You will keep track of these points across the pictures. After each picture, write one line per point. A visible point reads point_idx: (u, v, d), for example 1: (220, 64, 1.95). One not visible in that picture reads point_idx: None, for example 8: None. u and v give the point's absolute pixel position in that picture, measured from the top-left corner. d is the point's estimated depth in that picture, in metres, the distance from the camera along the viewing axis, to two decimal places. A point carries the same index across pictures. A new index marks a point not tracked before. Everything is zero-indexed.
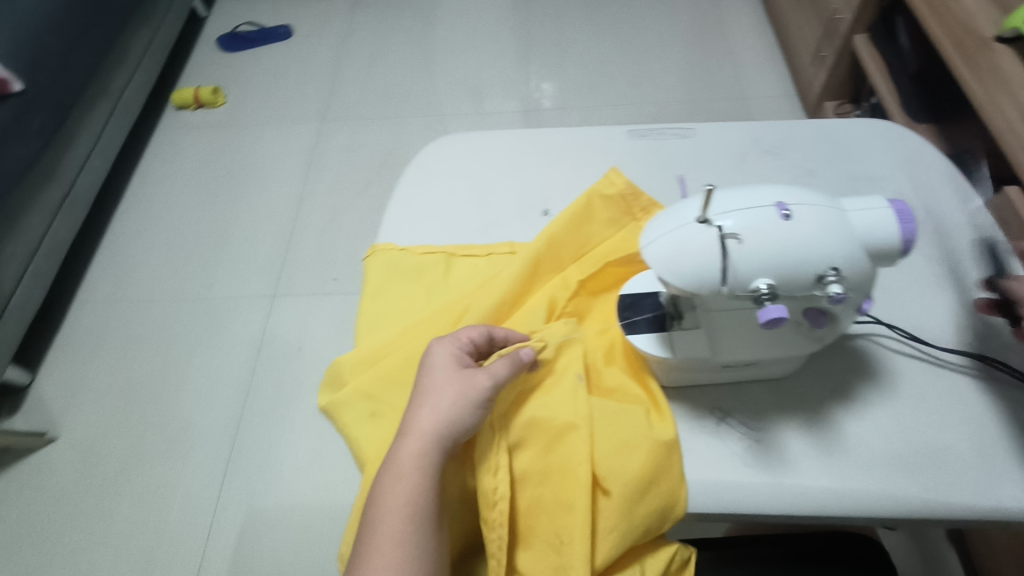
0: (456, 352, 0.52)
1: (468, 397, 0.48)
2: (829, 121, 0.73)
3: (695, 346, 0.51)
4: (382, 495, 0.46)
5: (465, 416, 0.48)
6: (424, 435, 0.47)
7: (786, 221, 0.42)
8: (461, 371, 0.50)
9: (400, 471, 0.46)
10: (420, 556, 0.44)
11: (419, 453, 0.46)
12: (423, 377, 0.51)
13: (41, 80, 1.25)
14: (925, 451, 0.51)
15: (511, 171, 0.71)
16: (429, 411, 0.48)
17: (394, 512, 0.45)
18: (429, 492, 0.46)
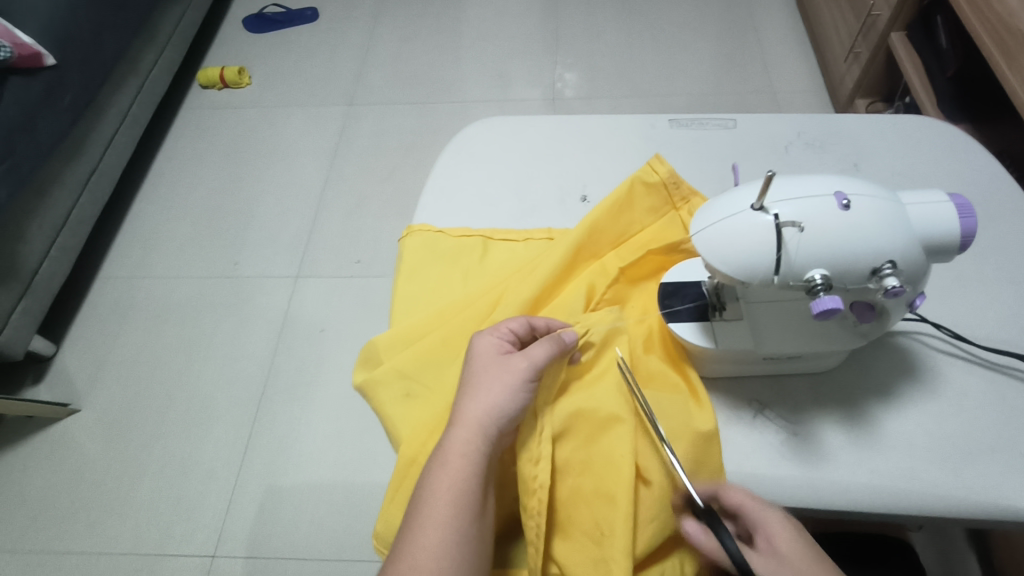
0: (499, 340, 0.52)
1: (513, 385, 0.49)
2: (874, 116, 0.72)
3: (737, 337, 0.51)
4: (427, 482, 0.46)
5: (509, 404, 0.48)
6: (469, 423, 0.47)
7: (845, 211, 0.41)
8: (508, 361, 0.50)
9: (445, 457, 0.46)
10: (465, 542, 0.44)
11: (465, 440, 0.47)
12: (467, 366, 0.51)
13: (73, 54, 1.26)
14: (967, 451, 0.51)
15: (550, 157, 0.72)
16: (477, 400, 0.48)
17: (439, 499, 0.45)
18: (475, 479, 0.46)
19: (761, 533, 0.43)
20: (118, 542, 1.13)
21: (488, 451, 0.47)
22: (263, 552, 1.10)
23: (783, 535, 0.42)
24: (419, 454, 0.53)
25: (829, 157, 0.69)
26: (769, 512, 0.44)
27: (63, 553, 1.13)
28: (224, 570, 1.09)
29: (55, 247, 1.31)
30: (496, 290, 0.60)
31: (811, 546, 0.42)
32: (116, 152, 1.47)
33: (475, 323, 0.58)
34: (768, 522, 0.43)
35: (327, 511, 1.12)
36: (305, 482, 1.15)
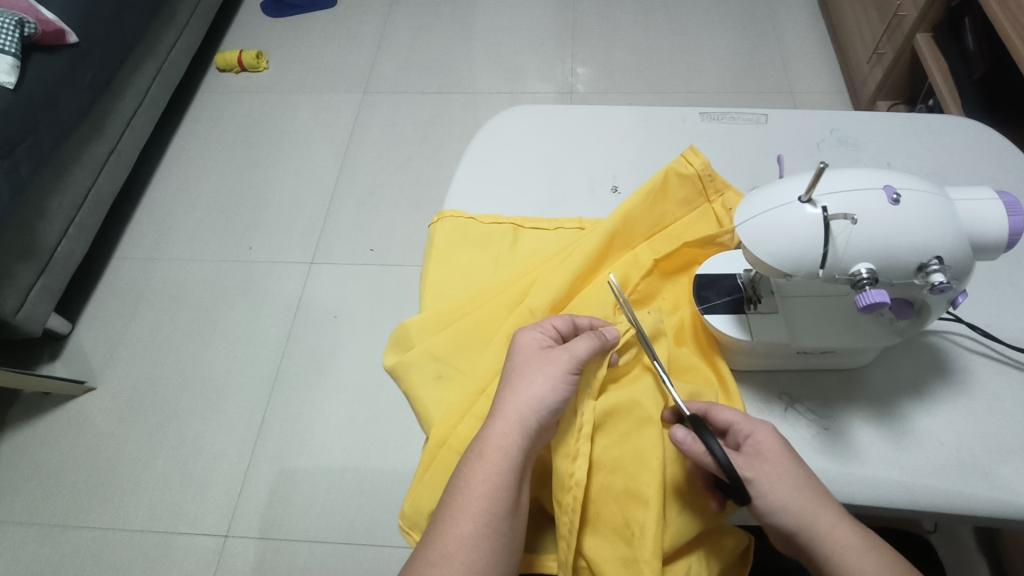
0: (542, 336, 0.51)
1: (555, 381, 0.48)
2: (907, 116, 0.72)
3: (773, 330, 0.51)
4: (463, 473, 0.46)
5: (550, 399, 0.48)
6: (510, 416, 0.47)
7: (894, 206, 0.41)
8: (550, 356, 0.49)
9: (484, 449, 0.46)
10: (497, 536, 0.44)
11: (505, 433, 0.46)
12: (510, 359, 0.51)
13: (96, 33, 1.26)
14: (1001, 451, 0.50)
15: (580, 147, 0.72)
16: (519, 394, 0.48)
17: (476, 491, 0.45)
18: (511, 474, 0.45)
19: (748, 441, 0.46)
20: (131, 520, 1.14)
21: (527, 447, 0.47)
22: (274, 535, 1.10)
23: (768, 442, 0.46)
24: (450, 436, 0.53)
25: (862, 155, 0.68)
26: (757, 423, 0.47)
27: (77, 529, 1.14)
28: (235, 551, 1.10)
29: (73, 226, 1.31)
30: (528, 277, 0.60)
31: (793, 456, 0.46)
32: (134, 133, 1.47)
33: (507, 309, 0.58)
34: (756, 433, 0.46)
35: (338, 496, 1.12)
36: (316, 467, 1.16)
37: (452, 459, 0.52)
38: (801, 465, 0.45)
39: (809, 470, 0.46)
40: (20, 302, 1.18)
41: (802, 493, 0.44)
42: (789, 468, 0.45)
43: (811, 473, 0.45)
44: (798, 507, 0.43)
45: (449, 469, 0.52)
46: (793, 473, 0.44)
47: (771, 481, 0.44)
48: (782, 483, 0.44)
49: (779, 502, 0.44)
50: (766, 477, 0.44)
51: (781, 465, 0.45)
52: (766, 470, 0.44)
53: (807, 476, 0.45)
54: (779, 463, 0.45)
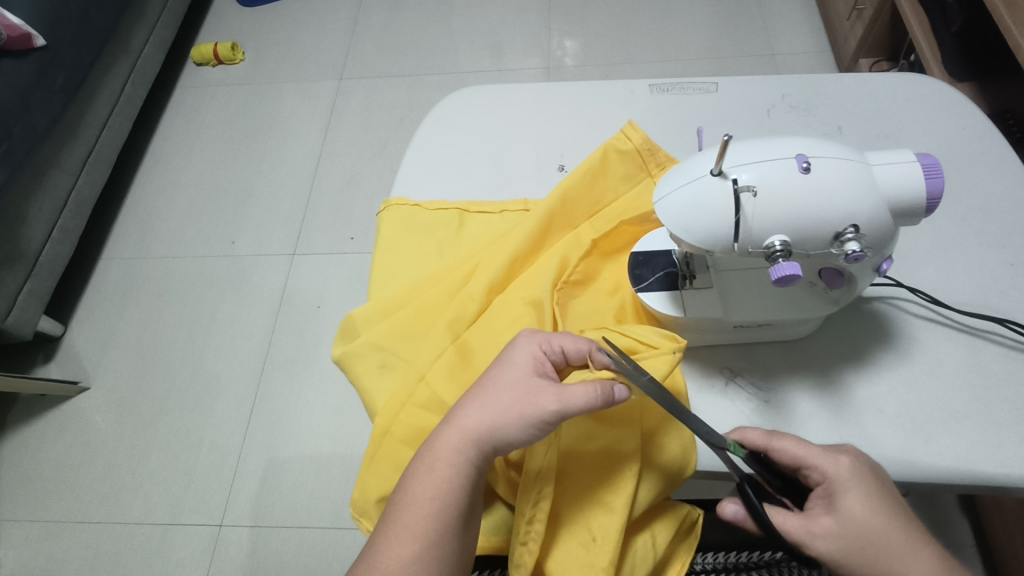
0: (540, 356, 0.48)
1: (525, 414, 0.46)
2: (863, 76, 0.70)
3: (707, 305, 0.51)
4: (411, 484, 0.46)
5: (512, 425, 0.46)
6: (464, 430, 0.46)
7: (805, 174, 0.40)
8: (532, 380, 0.47)
9: (433, 462, 0.46)
10: (441, 556, 0.44)
11: (456, 448, 0.46)
12: (497, 368, 0.49)
13: (64, 34, 1.25)
14: (940, 417, 0.50)
15: (527, 126, 0.71)
16: (476, 408, 0.47)
17: (421, 505, 0.45)
18: (458, 491, 0.46)
19: (820, 482, 0.45)
20: (130, 514, 1.17)
21: (477, 462, 0.46)
22: (266, 523, 1.13)
23: (842, 488, 0.43)
24: (393, 425, 0.53)
25: (813, 120, 0.67)
26: (827, 458, 0.44)
27: (79, 524, 1.17)
28: (230, 539, 1.13)
29: (57, 230, 1.32)
30: (470, 261, 0.60)
31: (872, 495, 0.43)
32: (112, 133, 1.47)
33: (449, 295, 0.58)
34: (828, 476, 0.44)
35: (327, 482, 1.14)
36: (304, 455, 1.18)
37: (396, 448, 0.53)
38: (879, 517, 0.43)
39: (894, 508, 0.44)
40: (8, 308, 1.20)
41: (881, 544, 0.42)
42: (867, 518, 0.43)
43: (895, 514, 0.43)
44: (871, 562, 0.42)
45: (394, 457, 0.52)
46: (870, 523, 0.43)
47: (829, 534, 0.43)
48: (857, 537, 0.43)
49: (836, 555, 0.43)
50: (825, 530, 0.43)
51: (857, 515, 0.43)
52: (836, 524, 0.43)
53: (890, 517, 0.43)
54: (853, 513, 0.43)
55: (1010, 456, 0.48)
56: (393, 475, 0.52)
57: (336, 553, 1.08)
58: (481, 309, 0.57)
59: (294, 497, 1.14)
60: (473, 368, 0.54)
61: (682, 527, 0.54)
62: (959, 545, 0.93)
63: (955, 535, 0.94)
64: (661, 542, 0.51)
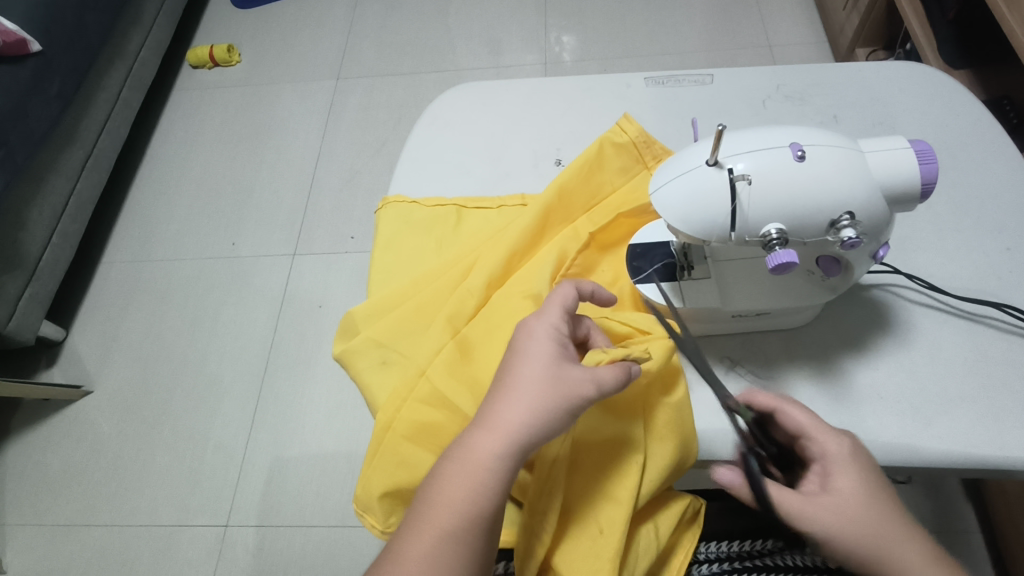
0: (561, 344, 0.47)
1: (566, 406, 0.44)
2: (860, 64, 0.70)
3: (705, 295, 0.51)
4: (443, 488, 0.43)
5: (552, 422, 0.44)
6: (505, 432, 0.43)
7: (800, 162, 0.40)
8: (563, 372, 0.45)
9: (469, 464, 0.43)
10: (476, 561, 0.42)
11: (494, 450, 0.43)
12: (523, 359, 0.46)
13: (60, 38, 1.25)
14: (940, 401, 0.50)
15: (523, 122, 0.71)
16: (512, 406, 0.44)
17: (455, 510, 0.42)
18: (497, 496, 0.43)
19: (819, 458, 0.45)
20: (136, 515, 1.18)
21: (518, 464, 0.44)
22: (272, 522, 1.13)
23: (839, 466, 0.44)
24: (394, 420, 0.53)
25: (809, 109, 0.67)
26: (829, 435, 0.45)
27: (86, 527, 1.18)
28: (236, 539, 1.13)
29: (56, 234, 1.32)
30: (469, 257, 0.60)
31: (866, 479, 0.44)
32: (110, 137, 1.47)
33: (448, 291, 0.58)
34: (826, 452, 0.45)
35: (331, 481, 1.15)
36: (307, 453, 1.18)
37: (398, 443, 0.52)
38: (870, 505, 0.43)
39: (886, 497, 0.44)
40: (10, 313, 1.20)
41: (870, 527, 0.43)
42: (859, 499, 0.43)
43: (887, 502, 0.44)
44: (846, 540, 0.43)
45: (394, 453, 0.52)
46: (863, 506, 0.43)
47: (817, 505, 0.43)
48: (847, 516, 0.43)
49: (817, 525, 0.43)
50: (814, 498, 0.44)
51: (849, 492, 0.44)
52: (831, 497, 0.44)
53: (881, 504, 0.44)
54: (849, 492, 0.43)
55: (1010, 439, 0.48)
56: (394, 471, 0.52)
57: (341, 551, 1.09)
58: (480, 305, 0.57)
59: (299, 496, 1.15)
60: (474, 362, 0.54)
61: (685, 516, 0.54)
62: (964, 531, 0.94)
63: (960, 522, 0.94)
64: (664, 533, 0.51)
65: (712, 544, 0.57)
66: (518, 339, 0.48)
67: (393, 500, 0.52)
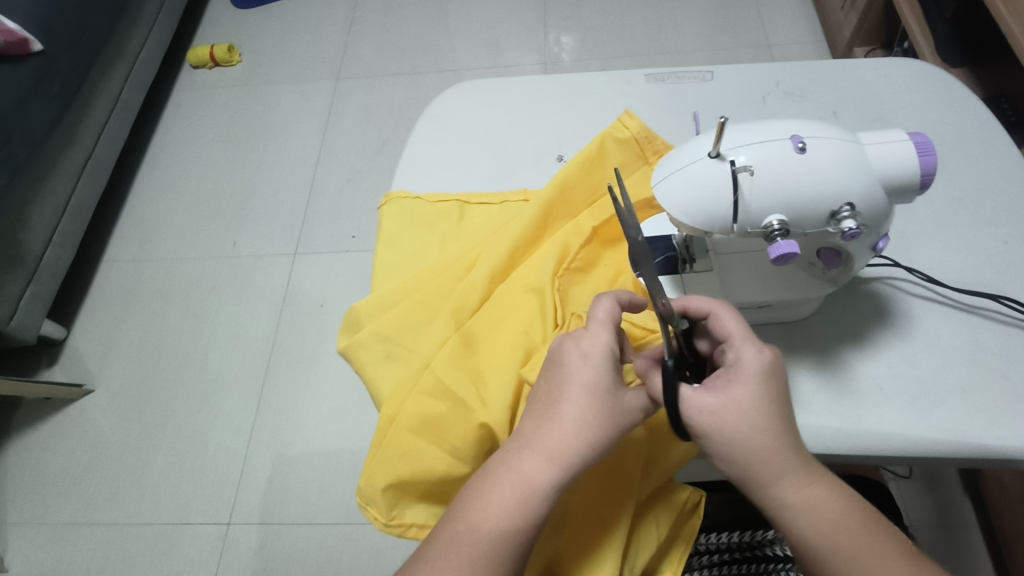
0: (613, 366, 0.46)
1: (619, 432, 0.44)
2: (859, 61, 0.70)
3: (706, 287, 0.52)
4: (489, 514, 0.43)
5: (603, 448, 0.44)
6: (557, 460, 0.43)
7: (801, 154, 0.41)
8: (615, 397, 0.45)
9: (519, 490, 0.43)
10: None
11: (545, 477, 0.43)
12: (574, 384, 0.45)
13: (61, 38, 1.25)
14: (939, 393, 0.51)
15: (525, 118, 0.72)
16: (565, 435, 0.44)
17: (503, 535, 0.43)
18: (542, 519, 0.44)
19: (731, 363, 0.43)
20: (138, 514, 1.18)
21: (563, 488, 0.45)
22: (274, 520, 1.14)
23: (744, 374, 0.42)
24: (399, 413, 0.53)
25: (808, 105, 0.68)
26: (746, 346, 0.43)
27: (87, 526, 1.18)
28: (238, 537, 1.13)
29: (57, 233, 1.32)
30: (472, 252, 0.60)
31: (767, 395, 0.42)
32: (111, 136, 1.47)
33: (451, 285, 0.59)
34: (740, 360, 0.43)
35: (333, 478, 1.15)
36: (309, 451, 1.18)
37: (403, 436, 0.52)
38: (768, 419, 0.42)
39: (777, 418, 0.42)
40: (11, 312, 1.21)
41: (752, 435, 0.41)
42: (755, 408, 0.42)
43: (777, 421, 0.42)
44: (740, 448, 0.41)
45: (399, 446, 0.52)
46: (753, 415, 0.41)
47: (718, 408, 0.41)
48: (733, 418, 0.41)
49: (714, 431, 0.41)
50: (716, 401, 0.42)
51: (746, 401, 0.42)
52: (730, 397, 0.42)
53: (776, 422, 0.42)
54: (742, 398, 0.42)
55: (1009, 429, 0.49)
56: (398, 463, 0.52)
57: (343, 549, 1.09)
58: (483, 298, 0.58)
59: (301, 493, 1.15)
60: (478, 355, 0.55)
61: (684, 510, 0.54)
62: (964, 527, 0.94)
63: (959, 517, 0.95)
64: (664, 524, 0.52)
65: (711, 536, 0.57)
66: (569, 362, 0.46)
67: (397, 492, 0.53)
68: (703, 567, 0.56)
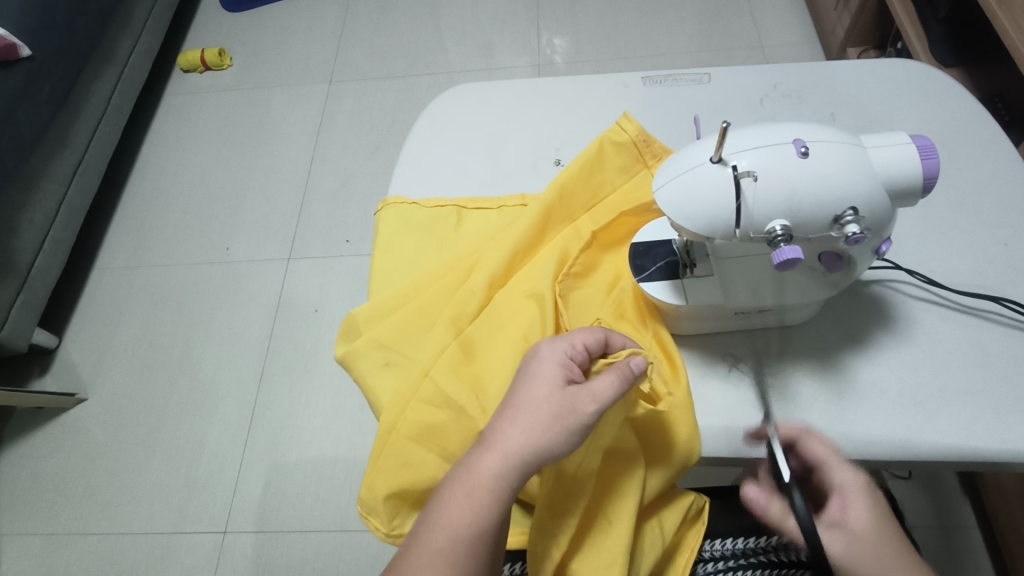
0: (567, 361, 0.47)
1: (567, 425, 0.45)
2: (857, 63, 0.70)
3: (707, 293, 0.51)
4: (443, 506, 0.45)
5: (554, 443, 0.45)
6: (505, 452, 0.45)
7: (803, 158, 0.41)
8: (565, 391, 0.46)
9: (472, 486, 0.44)
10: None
11: (496, 469, 0.45)
12: (525, 381, 0.47)
13: (50, 43, 1.23)
14: (942, 396, 0.51)
15: (522, 122, 0.71)
16: (517, 430, 0.45)
17: (457, 528, 0.44)
18: (497, 512, 0.45)
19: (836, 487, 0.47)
20: (132, 523, 1.16)
21: (516, 483, 0.45)
22: (271, 528, 1.12)
23: (856, 497, 0.47)
24: (399, 422, 0.53)
25: (806, 108, 0.67)
26: (845, 469, 0.48)
27: (81, 536, 1.17)
28: (234, 546, 1.12)
29: (48, 241, 1.30)
30: (471, 257, 0.60)
31: (876, 510, 0.47)
32: (102, 142, 1.46)
33: (450, 291, 0.58)
34: (843, 484, 0.47)
35: (330, 485, 1.14)
36: (306, 458, 1.17)
37: (403, 444, 0.52)
38: (887, 531, 0.47)
39: (890, 528, 0.47)
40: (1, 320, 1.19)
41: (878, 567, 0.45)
42: (874, 533, 0.46)
43: (891, 524, 0.47)
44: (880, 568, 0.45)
45: (399, 455, 0.52)
46: (875, 532, 0.46)
47: (849, 543, 0.45)
48: (864, 533, 0.46)
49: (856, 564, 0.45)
50: (843, 540, 0.45)
51: (866, 529, 0.46)
52: (852, 530, 0.46)
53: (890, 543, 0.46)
54: (862, 525, 0.46)
55: (1011, 431, 0.49)
56: (399, 471, 0.51)
57: (341, 556, 1.08)
58: (482, 305, 0.57)
59: (297, 501, 1.14)
60: (477, 362, 0.54)
61: (688, 513, 0.53)
62: (963, 527, 0.94)
63: (959, 516, 0.95)
64: (669, 528, 0.52)
65: (718, 542, 0.55)
66: (525, 364, 0.48)
67: (398, 501, 0.52)
68: (710, 573, 0.54)
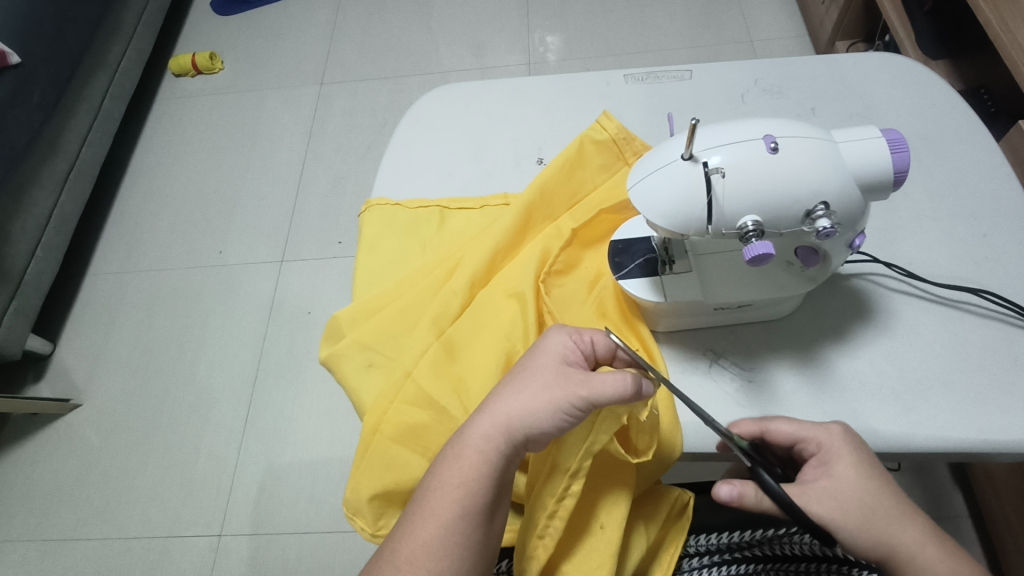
0: (572, 347, 0.48)
1: (557, 403, 0.45)
2: (839, 57, 0.70)
3: (686, 290, 0.51)
4: (439, 468, 0.46)
5: (544, 417, 0.45)
6: (495, 417, 0.46)
7: (773, 154, 0.41)
8: (561, 369, 0.46)
9: (462, 448, 0.46)
10: (466, 547, 0.44)
11: (486, 433, 0.46)
12: (527, 356, 0.49)
13: (39, 49, 1.23)
14: (921, 387, 0.51)
15: (505, 121, 0.72)
16: (509, 397, 0.46)
17: (448, 490, 0.45)
18: (488, 481, 0.45)
19: (815, 453, 0.46)
20: (128, 527, 1.17)
21: (506, 452, 0.46)
22: (266, 530, 1.13)
23: (836, 454, 0.45)
24: (382, 422, 0.53)
25: (787, 102, 0.67)
26: (820, 429, 0.46)
27: (78, 541, 1.17)
28: (230, 548, 1.12)
29: (41, 247, 1.31)
30: (453, 257, 0.60)
31: (861, 461, 0.45)
32: (94, 147, 1.46)
33: (433, 291, 0.58)
34: (822, 446, 0.46)
35: (325, 486, 1.15)
36: (301, 460, 1.18)
37: (386, 445, 0.52)
38: (873, 480, 0.44)
39: (875, 472, 0.45)
40: None
41: (865, 523, 0.43)
42: (856, 486, 0.44)
43: (878, 474, 0.45)
44: (867, 519, 0.43)
45: (383, 455, 0.52)
46: (863, 487, 0.44)
47: (834, 493, 0.44)
48: (847, 485, 0.44)
49: (844, 517, 0.43)
50: (829, 495, 0.44)
51: (847, 482, 0.44)
52: (825, 487, 0.44)
53: (876, 494, 0.44)
54: (844, 480, 0.44)
55: (990, 422, 0.49)
56: (384, 472, 0.52)
57: (335, 557, 1.08)
58: (464, 304, 0.57)
59: (293, 502, 1.14)
60: (460, 362, 0.54)
61: (671, 511, 0.53)
62: (954, 517, 0.94)
63: (950, 508, 0.95)
64: (653, 529, 0.52)
65: (703, 537, 0.54)
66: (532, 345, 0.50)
67: (383, 501, 0.52)
68: (697, 569, 0.53)
